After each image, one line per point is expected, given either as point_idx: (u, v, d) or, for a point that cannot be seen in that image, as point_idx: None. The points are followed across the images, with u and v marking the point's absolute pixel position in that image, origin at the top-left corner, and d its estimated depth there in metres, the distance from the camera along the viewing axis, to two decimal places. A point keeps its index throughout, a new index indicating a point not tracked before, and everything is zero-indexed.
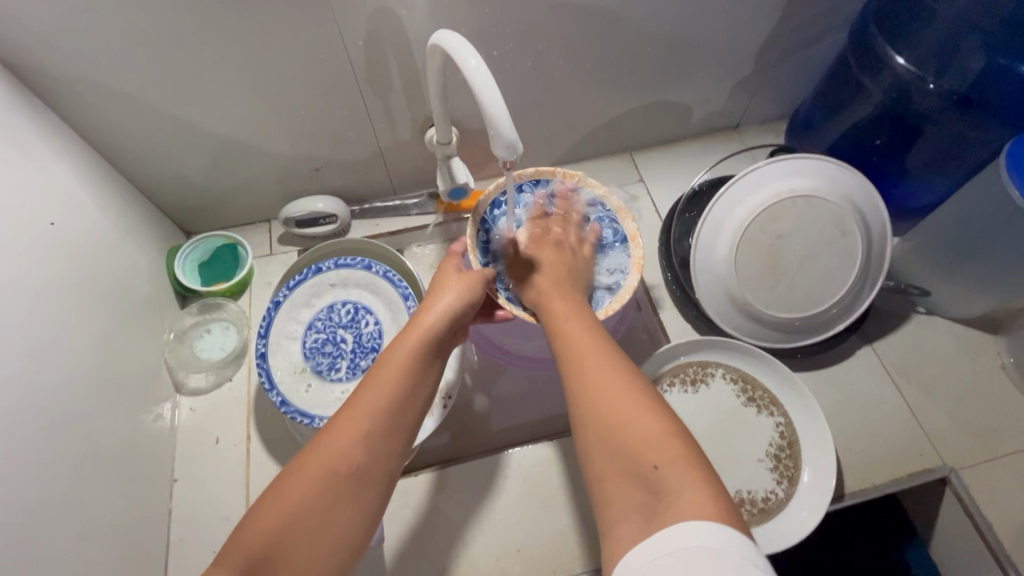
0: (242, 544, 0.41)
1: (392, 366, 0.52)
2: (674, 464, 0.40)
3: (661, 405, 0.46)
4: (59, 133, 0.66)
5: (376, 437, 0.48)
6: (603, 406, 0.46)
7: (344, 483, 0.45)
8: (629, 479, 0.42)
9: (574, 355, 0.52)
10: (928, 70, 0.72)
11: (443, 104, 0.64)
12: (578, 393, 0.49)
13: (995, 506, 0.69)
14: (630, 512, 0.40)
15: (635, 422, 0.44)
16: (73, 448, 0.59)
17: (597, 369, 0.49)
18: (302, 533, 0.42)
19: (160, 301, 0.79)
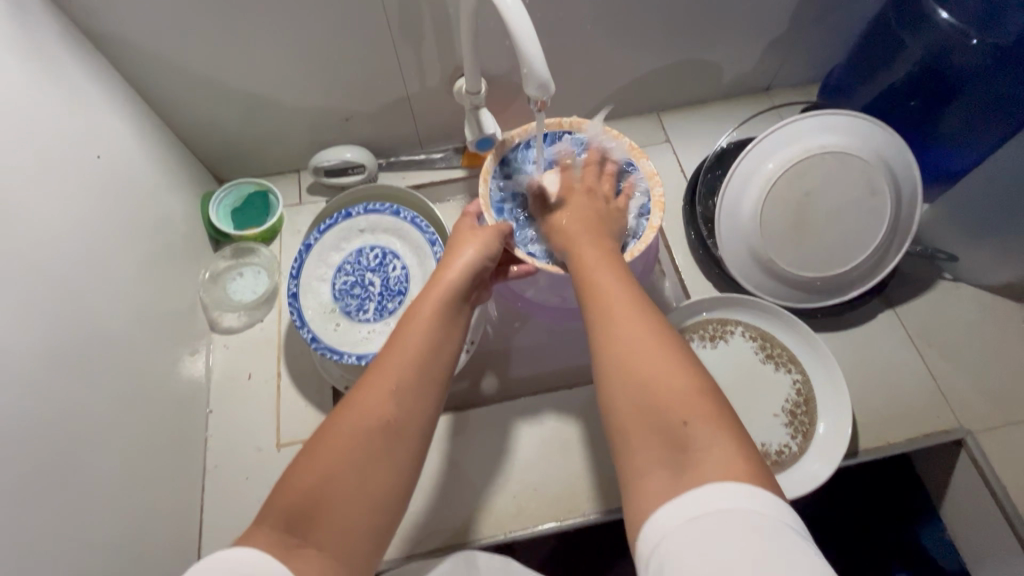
0: (280, 501, 0.42)
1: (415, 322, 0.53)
2: (703, 422, 0.40)
3: (691, 357, 0.44)
4: (104, 74, 0.68)
5: (404, 388, 0.48)
6: (631, 357, 0.44)
7: (378, 436, 0.45)
8: (655, 434, 0.41)
9: (598, 299, 0.50)
10: (971, 25, 0.70)
11: (475, 51, 0.65)
12: (602, 341, 0.46)
13: (1010, 468, 0.69)
14: (655, 464, 0.40)
15: (664, 376, 0.42)
16: (115, 374, 0.62)
17: (622, 320, 0.47)
18: (339, 489, 0.43)
19: (195, 243, 0.81)
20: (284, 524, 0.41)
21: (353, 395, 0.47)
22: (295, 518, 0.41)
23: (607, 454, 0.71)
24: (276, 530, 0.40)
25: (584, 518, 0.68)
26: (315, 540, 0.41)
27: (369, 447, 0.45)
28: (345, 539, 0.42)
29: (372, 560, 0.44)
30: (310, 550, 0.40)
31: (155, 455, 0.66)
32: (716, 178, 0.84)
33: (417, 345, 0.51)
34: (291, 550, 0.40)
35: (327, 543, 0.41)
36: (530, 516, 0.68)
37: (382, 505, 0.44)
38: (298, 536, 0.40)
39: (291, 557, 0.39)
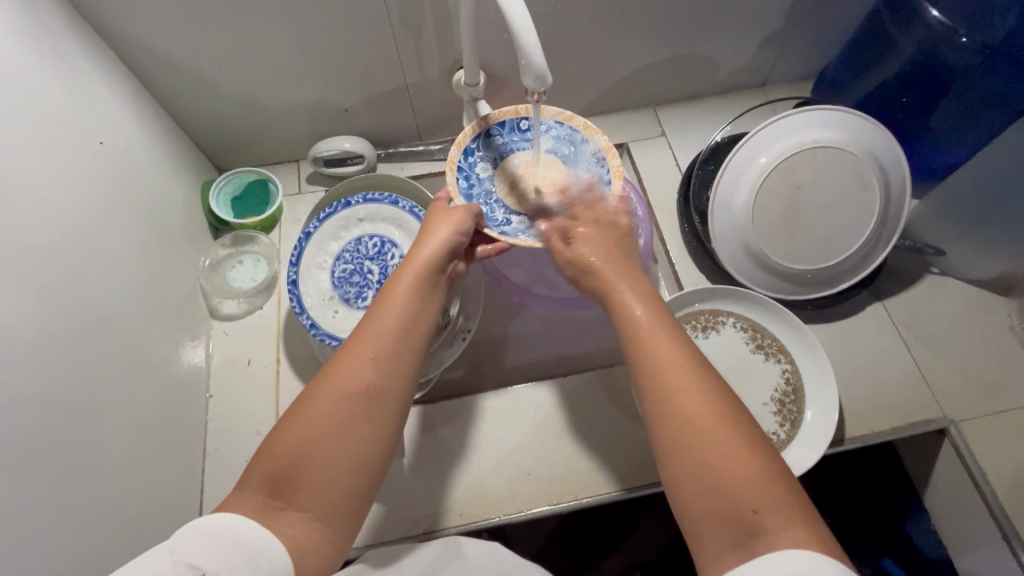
0: (262, 465, 0.44)
1: (395, 296, 0.54)
2: (772, 510, 0.39)
3: (757, 434, 0.43)
4: (107, 62, 0.68)
5: (384, 359, 0.50)
6: (700, 436, 0.43)
7: (360, 406, 0.47)
8: (719, 516, 0.40)
9: (651, 349, 0.48)
10: (960, 24, 0.71)
11: (474, 43, 0.66)
12: (658, 398, 0.46)
13: (991, 456, 0.71)
14: (726, 548, 0.39)
15: (731, 458, 0.41)
16: (116, 359, 0.63)
17: (680, 379, 0.45)
18: (321, 453, 0.44)
19: (195, 230, 0.82)
20: (266, 486, 0.43)
21: (334, 365, 0.49)
22: (278, 480, 0.43)
23: (600, 440, 0.72)
24: (258, 494, 0.42)
25: (577, 502, 0.69)
26: (299, 503, 0.43)
27: (352, 417, 0.46)
28: (327, 502, 0.44)
29: (354, 522, 0.46)
30: (293, 512, 0.42)
31: (156, 438, 0.67)
32: (709, 172, 0.85)
33: (400, 320, 0.53)
34: (274, 512, 0.42)
35: (309, 505, 0.43)
36: (523, 500, 0.70)
37: (363, 471, 0.46)
38: (281, 500, 0.42)
39: (275, 519, 0.41)
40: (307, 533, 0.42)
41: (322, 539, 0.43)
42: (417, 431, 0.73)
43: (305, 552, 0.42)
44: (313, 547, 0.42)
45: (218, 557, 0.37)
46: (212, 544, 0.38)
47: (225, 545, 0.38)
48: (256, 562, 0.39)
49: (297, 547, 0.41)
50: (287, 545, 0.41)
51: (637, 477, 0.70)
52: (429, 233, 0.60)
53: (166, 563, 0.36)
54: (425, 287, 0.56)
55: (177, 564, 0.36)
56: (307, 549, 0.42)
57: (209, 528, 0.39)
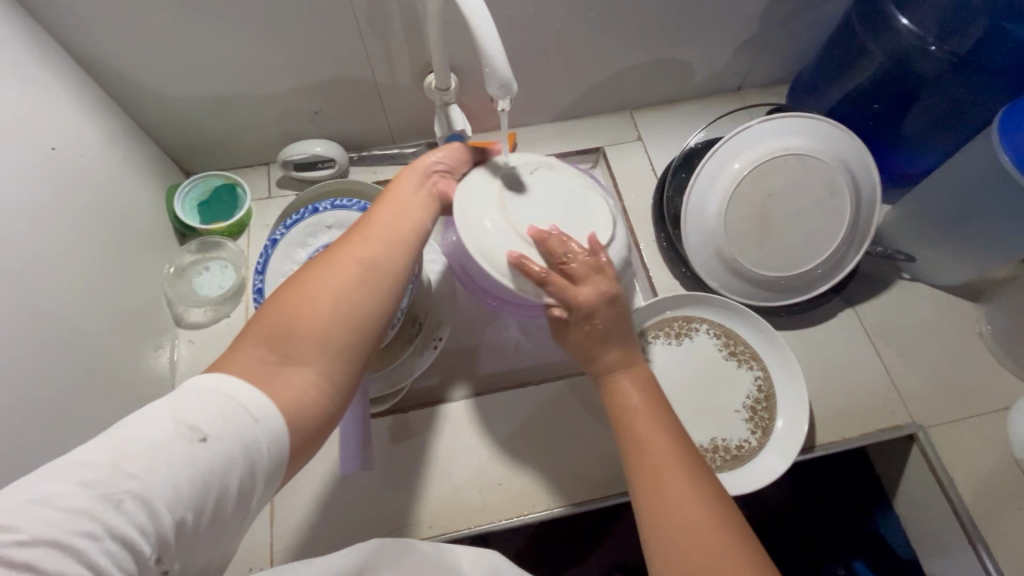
0: (262, 324, 0.44)
1: (397, 196, 0.54)
2: None
3: (741, 524, 0.46)
4: (61, 64, 0.66)
5: (382, 239, 0.50)
6: (676, 517, 0.46)
7: (357, 277, 0.47)
8: None
9: (647, 443, 0.51)
10: (930, 32, 0.71)
11: (443, 48, 0.64)
12: (650, 494, 0.48)
13: (958, 461, 0.72)
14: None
15: (720, 560, 0.43)
16: (75, 371, 0.61)
17: (677, 484, 0.48)
18: (322, 314, 0.44)
19: (160, 236, 0.80)
20: (265, 342, 0.43)
21: (333, 245, 0.50)
22: (276, 337, 0.43)
23: (572, 449, 0.72)
24: (257, 351, 0.42)
25: (549, 512, 0.69)
26: (295, 357, 0.43)
27: (352, 283, 0.46)
28: (323, 359, 0.44)
29: (347, 388, 0.46)
30: (292, 367, 0.42)
31: None
32: (683, 179, 0.85)
33: (402, 212, 0.53)
34: (273, 367, 0.42)
35: (307, 360, 0.43)
36: (495, 510, 0.69)
37: (359, 335, 0.46)
38: (280, 356, 0.43)
39: (273, 373, 0.42)
40: (306, 388, 0.42)
41: (320, 395, 0.43)
42: (387, 441, 0.72)
43: (299, 408, 0.41)
44: (311, 402, 0.42)
45: (218, 420, 0.37)
46: (211, 407, 0.37)
47: (224, 407, 0.38)
48: (255, 425, 0.38)
49: (294, 400, 0.41)
50: (282, 406, 0.41)
51: (609, 485, 0.70)
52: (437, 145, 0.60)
53: (167, 426, 0.36)
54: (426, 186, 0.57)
55: (179, 427, 0.36)
56: (302, 404, 0.42)
57: (206, 386, 0.38)
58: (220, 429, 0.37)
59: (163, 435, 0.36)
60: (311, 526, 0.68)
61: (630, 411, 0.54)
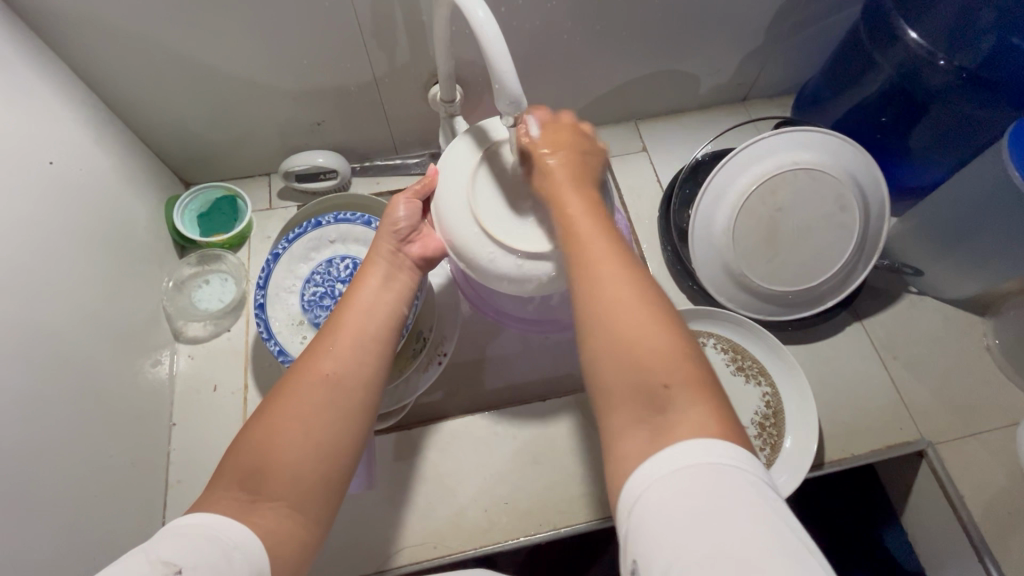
0: (234, 462, 0.44)
1: (358, 300, 0.55)
2: (684, 389, 0.40)
3: (678, 324, 0.44)
4: (52, 68, 0.64)
5: (351, 350, 0.51)
6: (619, 315, 0.43)
7: (326, 398, 0.47)
8: (635, 389, 0.41)
9: (583, 246, 0.48)
10: (939, 46, 0.71)
11: (450, 60, 0.63)
12: (593, 290, 0.45)
13: (968, 479, 0.71)
14: (633, 424, 0.40)
15: (646, 333, 0.42)
16: (73, 388, 0.60)
17: (609, 267, 0.46)
18: (291, 442, 0.45)
19: (159, 249, 0.79)
20: (239, 481, 0.42)
21: (301, 362, 0.50)
22: (249, 474, 0.43)
23: (578, 467, 0.71)
24: (231, 489, 0.42)
25: (555, 532, 0.68)
26: (270, 493, 0.42)
27: (321, 405, 0.47)
28: (299, 489, 0.44)
29: (328, 511, 0.46)
30: (268, 502, 0.42)
31: (115, 473, 0.63)
32: (689, 192, 0.84)
33: (365, 313, 0.54)
34: (248, 505, 0.41)
35: (282, 493, 0.43)
36: (500, 530, 0.68)
37: (333, 454, 0.46)
38: (254, 492, 0.42)
39: (249, 511, 0.41)
40: (285, 522, 0.42)
41: (298, 525, 0.43)
42: (392, 459, 0.71)
43: (281, 541, 0.41)
44: (291, 536, 0.42)
45: (194, 554, 0.36)
46: (184, 542, 0.37)
47: (200, 540, 0.37)
48: (231, 554, 0.37)
49: (272, 533, 0.41)
50: (263, 538, 0.40)
51: None
52: (388, 210, 0.59)
53: (139, 565, 0.34)
54: (393, 275, 0.58)
55: (151, 564, 0.35)
56: (283, 543, 0.41)
57: (184, 528, 0.38)
58: (194, 561, 0.35)
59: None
60: None
61: (574, 224, 0.49)
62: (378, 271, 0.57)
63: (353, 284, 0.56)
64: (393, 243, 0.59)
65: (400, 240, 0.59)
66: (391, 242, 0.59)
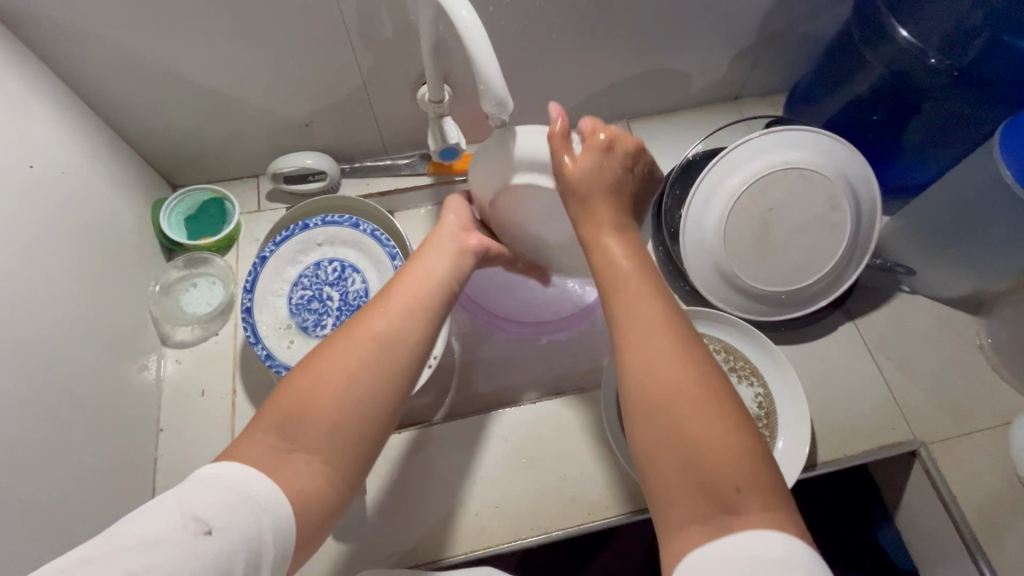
0: (275, 406, 0.43)
1: (412, 273, 0.54)
2: (756, 492, 0.36)
3: (736, 402, 0.40)
4: (33, 70, 0.63)
5: (407, 311, 0.50)
6: (678, 395, 0.39)
7: (375, 358, 0.46)
8: (697, 485, 0.37)
9: (634, 318, 0.44)
10: (930, 45, 0.70)
11: (437, 61, 0.63)
12: (645, 365, 0.41)
13: (961, 479, 0.71)
14: (694, 520, 0.36)
15: (705, 418, 0.38)
16: (57, 394, 0.59)
17: (664, 340, 0.42)
18: (333, 395, 0.43)
19: (145, 252, 0.78)
20: (276, 427, 0.42)
21: (353, 317, 0.49)
22: (287, 423, 0.42)
23: (569, 470, 0.70)
24: (267, 436, 0.41)
25: (546, 535, 0.67)
26: (305, 445, 0.41)
27: (371, 362, 0.45)
28: (333, 444, 0.42)
29: (357, 475, 0.44)
30: (301, 454, 0.41)
31: (101, 480, 0.63)
32: (681, 192, 0.84)
33: (421, 283, 0.53)
34: (280, 456, 0.40)
35: (317, 446, 0.42)
36: (491, 534, 0.67)
37: (374, 415, 0.44)
38: (289, 442, 0.41)
39: (281, 461, 0.40)
40: (314, 476, 0.41)
41: (327, 482, 0.42)
42: (381, 464, 0.70)
43: (307, 498, 0.40)
44: (317, 494, 0.41)
45: (225, 513, 0.36)
46: (218, 496, 0.36)
47: (232, 500, 0.36)
48: (262, 514, 0.37)
49: (300, 488, 0.40)
50: (290, 491, 0.39)
51: (608, 508, 0.69)
52: (448, 203, 0.64)
53: (171, 517, 0.35)
54: (452, 251, 0.58)
55: (185, 518, 0.35)
56: (310, 498, 0.40)
57: (218, 477, 0.37)
58: (226, 521, 0.35)
59: (165, 531, 0.34)
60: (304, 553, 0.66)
61: (615, 265, 0.49)
62: (438, 247, 0.57)
63: (413, 257, 0.56)
64: (452, 229, 0.61)
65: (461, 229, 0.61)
66: (452, 228, 0.60)
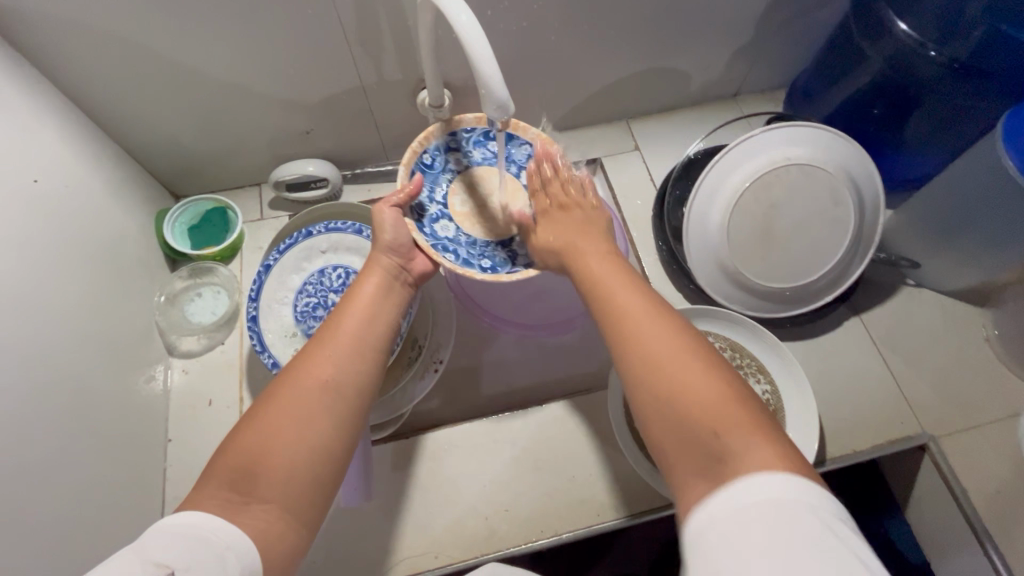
0: (222, 465, 0.43)
1: (352, 313, 0.55)
2: (737, 430, 0.38)
3: (717, 359, 0.43)
4: (32, 82, 0.63)
5: (347, 356, 0.51)
6: (662, 368, 0.43)
7: (322, 405, 0.47)
8: (687, 446, 0.40)
9: (611, 304, 0.49)
10: (928, 37, 0.70)
11: (436, 66, 0.63)
12: (629, 343, 0.45)
13: (971, 472, 0.70)
14: (695, 476, 0.38)
15: (692, 378, 0.41)
16: (65, 407, 0.59)
17: (643, 322, 0.46)
18: (285, 449, 0.44)
19: (149, 263, 0.78)
20: (229, 482, 0.42)
21: (293, 367, 0.50)
22: (240, 475, 0.42)
23: (577, 472, 0.70)
24: (219, 489, 0.41)
25: (556, 538, 0.67)
26: (262, 496, 0.42)
27: (317, 409, 0.47)
28: (290, 493, 0.44)
29: (315, 516, 0.46)
30: (259, 504, 0.42)
31: (110, 492, 0.63)
32: (684, 190, 0.84)
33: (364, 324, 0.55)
34: (237, 507, 0.41)
35: (272, 496, 0.43)
36: (501, 538, 0.67)
37: (323, 463, 0.46)
38: (245, 494, 0.42)
39: (240, 511, 0.41)
40: (275, 523, 0.42)
41: (288, 527, 0.43)
42: (390, 469, 0.70)
43: (271, 544, 0.41)
44: (280, 539, 0.42)
45: (187, 554, 0.36)
46: (176, 542, 0.36)
47: (190, 543, 0.37)
48: (224, 553, 0.37)
49: (263, 535, 0.41)
50: (252, 536, 0.40)
51: (618, 509, 0.68)
52: (380, 222, 0.60)
53: (131, 565, 0.34)
54: (390, 287, 0.59)
55: (145, 564, 0.34)
56: (273, 545, 0.41)
57: (172, 527, 0.38)
58: (187, 563, 0.36)
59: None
60: (315, 559, 0.66)
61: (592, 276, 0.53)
62: (374, 283, 0.58)
63: (348, 295, 0.57)
64: (386, 253, 0.60)
65: (401, 260, 0.61)
66: (391, 257, 0.61)
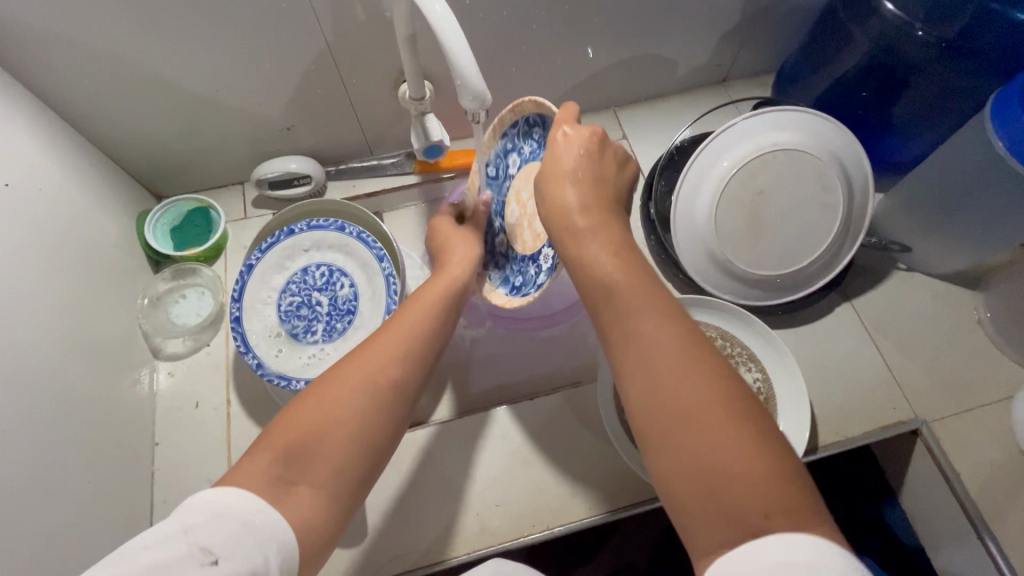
0: (278, 437, 0.43)
1: (413, 320, 0.55)
2: (778, 504, 0.33)
3: (758, 413, 0.37)
4: (3, 84, 0.61)
5: (403, 358, 0.51)
6: (688, 415, 0.37)
7: (370, 401, 0.47)
8: (711, 510, 0.35)
9: (631, 323, 0.42)
10: (917, 17, 0.69)
11: (416, 57, 0.61)
12: (644, 377, 0.40)
13: (964, 456, 0.70)
14: (716, 545, 0.34)
15: (723, 435, 0.36)
16: (48, 414, 0.58)
17: (672, 356, 0.39)
18: (337, 434, 0.44)
19: (131, 266, 0.77)
20: (282, 456, 0.42)
21: (350, 358, 0.49)
22: (294, 453, 0.42)
23: (568, 465, 0.70)
24: (270, 464, 0.41)
25: (548, 532, 0.67)
26: (310, 478, 0.42)
27: (368, 404, 0.46)
28: (337, 480, 0.44)
29: (350, 511, 0.45)
30: (304, 487, 0.42)
31: (98, 497, 0.62)
32: (672, 177, 0.83)
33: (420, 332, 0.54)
34: (285, 487, 0.41)
35: (321, 479, 0.43)
36: (493, 533, 0.67)
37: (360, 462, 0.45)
38: (293, 473, 0.42)
39: (285, 492, 0.41)
40: (317, 508, 0.42)
41: (327, 512, 0.43)
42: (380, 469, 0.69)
43: (307, 529, 0.41)
44: (318, 526, 0.42)
45: (232, 539, 0.36)
46: (220, 525, 0.36)
47: (236, 526, 0.37)
48: (264, 545, 0.37)
49: (304, 517, 0.41)
50: (294, 521, 0.40)
51: (609, 501, 0.68)
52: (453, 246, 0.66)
53: (179, 546, 0.35)
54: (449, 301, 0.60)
55: (192, 548, 0.35)
56: (310, 530, 0.41)
57: (217, 505, 0.37)
58: (232, 549, 0.36)
59: (176, 557, 0.35)
60: None
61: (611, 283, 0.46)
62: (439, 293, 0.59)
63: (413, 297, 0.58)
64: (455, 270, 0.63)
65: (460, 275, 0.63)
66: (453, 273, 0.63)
